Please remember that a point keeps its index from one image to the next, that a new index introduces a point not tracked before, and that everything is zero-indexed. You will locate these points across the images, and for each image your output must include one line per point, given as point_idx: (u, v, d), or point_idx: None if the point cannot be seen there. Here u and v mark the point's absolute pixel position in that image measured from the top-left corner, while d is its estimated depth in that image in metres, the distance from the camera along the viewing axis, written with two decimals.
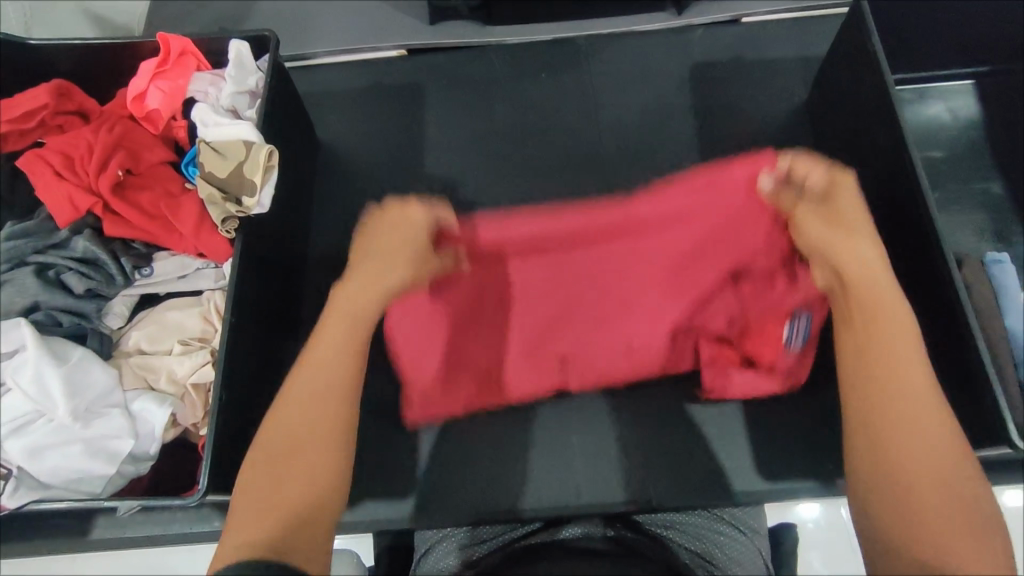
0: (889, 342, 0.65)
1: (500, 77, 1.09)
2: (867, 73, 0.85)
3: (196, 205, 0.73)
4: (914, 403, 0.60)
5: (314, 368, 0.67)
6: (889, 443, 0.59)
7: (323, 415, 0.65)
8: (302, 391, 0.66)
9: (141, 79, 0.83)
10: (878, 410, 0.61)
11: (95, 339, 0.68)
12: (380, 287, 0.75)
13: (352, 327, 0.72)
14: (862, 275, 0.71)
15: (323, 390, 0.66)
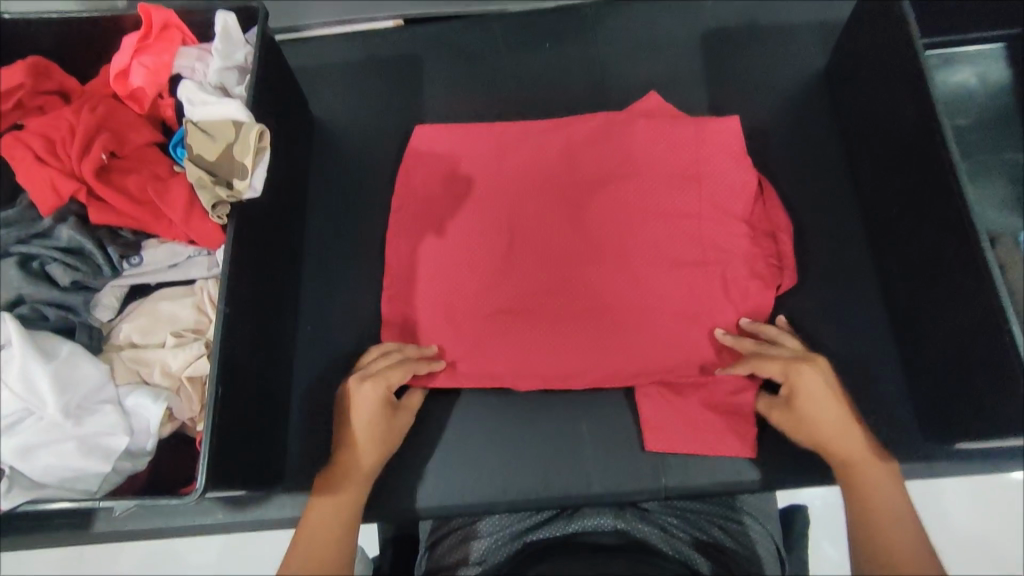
0: (864, 479, 0.69)
1: (502, 48, 1.04)
2: (895, 39, 0.79)
3: (185, 188, 0.69)
4: (905, 540, 0.64)
5: (325, 512, 0.70)
6: (880, 552, 0.64)
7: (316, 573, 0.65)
8: (318, 523, 0.69)
9: (123, 56, 0.78)
10: (878, 538, 0.65)
11: (84, 333, 0.65)
12: (364, 471, 0.73)
13: (343, 488, 0.72)
14: (829, 431, 0.72)
15: (339, 534, 0.69)
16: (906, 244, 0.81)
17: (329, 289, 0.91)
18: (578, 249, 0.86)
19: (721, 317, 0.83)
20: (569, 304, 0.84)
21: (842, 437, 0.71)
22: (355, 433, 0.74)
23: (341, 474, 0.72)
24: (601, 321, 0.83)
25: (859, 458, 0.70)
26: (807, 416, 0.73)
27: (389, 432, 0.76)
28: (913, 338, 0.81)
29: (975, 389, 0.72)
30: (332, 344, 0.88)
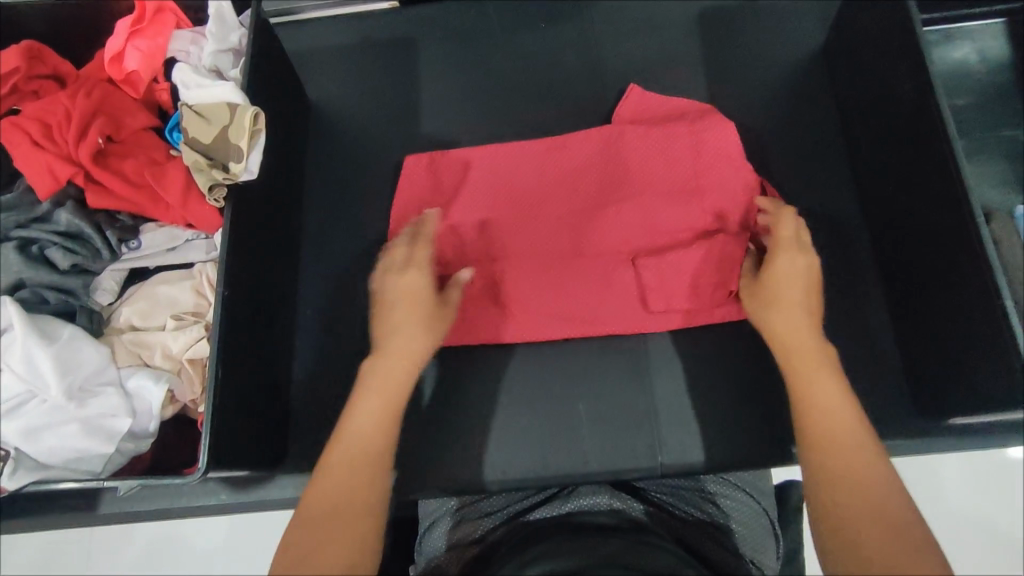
0: (812, 377, 0.64)
1: (498, 29, 1.03)
2: (894, 14, 0.79)
3: (182, 172, 0.70)
4: (848, 433, 0.59)
5: (364, 416, 0.65)
6: (826, 442, 0.59)
7: (357, 482, 0.60)
8: (364, 419, 0.64)
9: (117, 39, 0.78)
10: (823, 436, 0.59)
11: (84, 317, 0.65)
12: (409, 359, 0.70)
13: (384, 386, 0.67)
14: (790, 330, 0.69)
15: (384, 432, 0.64)
16: (902, 222, 0.81)
17: (328, 272, 0.91)
18: (579, 247, 0.87)
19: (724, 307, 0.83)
20: (573, 298, 0.85)
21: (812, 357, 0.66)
22: (396, 320, 0.72)
23: (377, 376, 0.68)
24: (604, 315, 0.85)
25: (812, 363, 0.65)
26: (783, 296, 0.71)
27: (434, 320, 0.73)
28: (907, 318, 0.82)
29: (969, 365, 0.72)
30: (332, 327, 0.89)
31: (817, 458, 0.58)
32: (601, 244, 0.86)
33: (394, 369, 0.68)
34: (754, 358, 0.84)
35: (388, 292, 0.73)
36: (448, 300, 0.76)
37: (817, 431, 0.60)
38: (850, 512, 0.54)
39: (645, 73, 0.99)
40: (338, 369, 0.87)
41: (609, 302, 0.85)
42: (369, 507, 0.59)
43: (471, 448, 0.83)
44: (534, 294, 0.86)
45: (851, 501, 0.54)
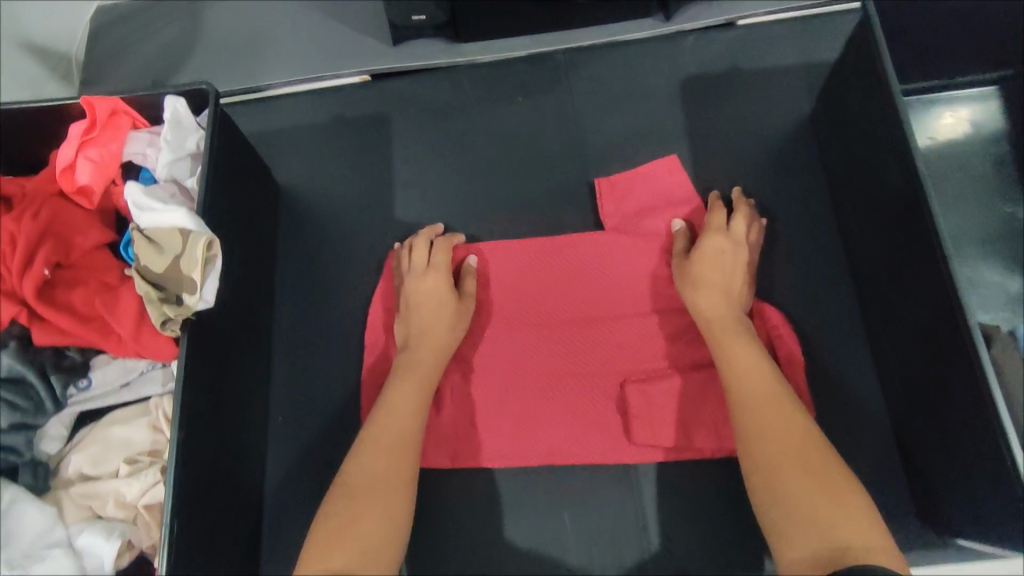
0: (752, 399, 0.70)
1: (473, 103, 0.99)
2: (881, 103, 0.75)
3: (134, 302, 0.65)
4: (786, 436, 0.67)
5: (402, 398, 0.77)
6: (760, 453, 0.67)
7: (396, 461, 0.72)
8: (397, 407, 0.76)
9: (68, 149, 0.73)
10: (760, 447, 0.67)
11: (28, 472, 0.61)
12: (436, 356, 0.81)
13: (418, 369, 0.79)
14: (716, 317, 0.77)
15: (414, 414, 0.76)
16: (897, 319, 0.78)
17: (301, 372, 0.87)
18: (570, 366, 0.84)
19: (714, 431, 0.79)
20: (561, 421, 0.82)
21: (742, 367, 0.73)
22: (424, 321, 0.82)
23: (412, 364, 0.80)
24: (592, 438, 0.81)
25: (763, 382, 0.71)
26: (703, 279, 0.80)
27: (460, 317, 0.83)
28: (908, 421, 0.78)
29: (972, 485, 0.69)
30: (305, 434, 0.84)
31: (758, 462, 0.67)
32: (592, 361, 0.84)
33: (425, 357, 0.80)
34: None
35: (415, 294, 0.84)
36: (467, 295, 0.85)
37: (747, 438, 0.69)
38: (784, 518, 0.63)
39: (627, 147, 0.96)
40: (313, 479, 0.83)
41: (596, 402, 0.82)
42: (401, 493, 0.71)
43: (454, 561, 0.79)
44: (520, 416, 0.83)
45: (790, 504, 0.63)
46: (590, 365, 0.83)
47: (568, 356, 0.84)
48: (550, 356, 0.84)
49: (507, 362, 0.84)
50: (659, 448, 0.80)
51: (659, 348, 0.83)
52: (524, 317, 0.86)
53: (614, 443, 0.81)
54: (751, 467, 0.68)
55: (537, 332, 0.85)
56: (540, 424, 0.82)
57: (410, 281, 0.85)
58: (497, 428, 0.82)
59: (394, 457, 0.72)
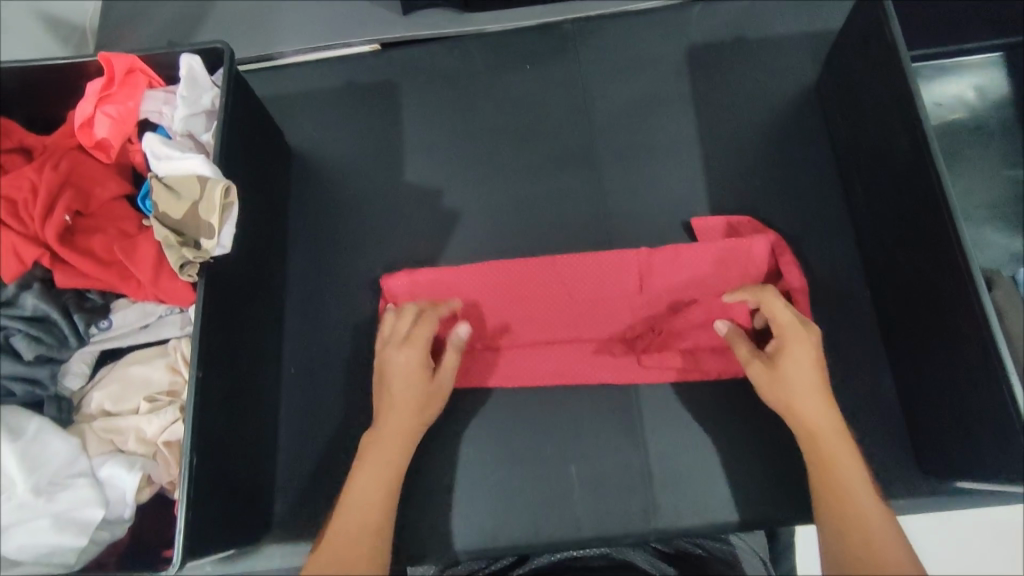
0: (840, 480, 0.65)
1: (482, 71, 1.01)
2: (886, 61, 0.76)
3: (153, 249, 0.67)
4: (874, 527, 0.61)
5: (367, 481, 0.69)
6: (837, 486, 0.65)
7: (364, 541, 0.65)
8: (364, 490, 0.68)
9: (87, 105, 0.75)
10: (847, 541, 0.61)
11: (52, 407, 0.63)
12: (409, 428, 0.72)
13: (393, 442, 0.71)
14: (802, 400, 0.69)
15: (385, 494, 0.69)
16: (899, 274, 0.79)
17: (312, 329, 0.89)
18: (582, 297, 0.84)
19: (723, 355, 0.82)
20: (571, 346, 0.84)
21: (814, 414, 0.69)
22: (395, 394, 0.73)
23: (382, 442, 0.71)
24: (604, 364, 0.83)
25: (825, 424, 0.68)
26: (790, 353, 0.71)
27: (424, 408, 0.73)
28: (909, 376, 0.79)
29: (974, 434, 0.70)
30: (317, 387, 0.87)
31: (850, 549, 0.60)
32: (603, 292, 0.83)
33: (399, 434, 0.72)
34: (753, 413, 0.82)
35: (383, 364, 0.74)
36: (444, 373, 0.75)
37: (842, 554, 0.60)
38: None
39: (634, 114, 0.97)
40: (325, 431, 0.85)
41: (605, 331, 0.84)
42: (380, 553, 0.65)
43: (460, 511, 0.80)
44: (530, 345, 0.84)
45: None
46: (600, 298, 0.83)
47: (580, 291, 0.83)
48: (563, 286, 0.83)
49: (514, 291, 0.84)
50: (670, 366, 0.82)
51: (672, 276, 0.83)
52: (533, 264, 0.84)
53: (619, 398, 0.82)
54: (839, 555, 0.61)
55: (548, 266, 0.84)
56: (550, 351, 0.84)
57: (388, 355, 0.74)
58: (506, 369, 0.83)
59: (379, 514, 0.67)
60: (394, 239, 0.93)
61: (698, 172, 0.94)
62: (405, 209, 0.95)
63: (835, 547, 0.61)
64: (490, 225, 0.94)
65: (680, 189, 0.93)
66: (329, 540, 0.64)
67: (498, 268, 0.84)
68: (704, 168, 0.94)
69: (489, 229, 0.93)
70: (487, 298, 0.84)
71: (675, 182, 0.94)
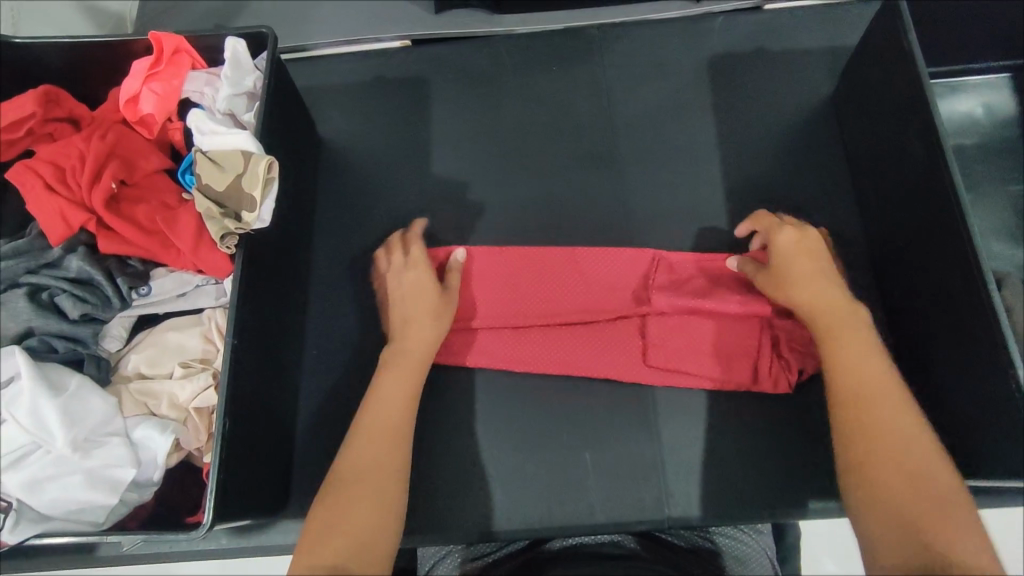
0: (855, 360, 0.69)
1: (510, 70, 1.03)
2: (901, 72, 0.80)
3: (194, 220, 0.69)
4: (881, 398, 0.66)
5: (388, 396, 0.73)
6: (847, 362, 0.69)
7: (385, 454, 0.69)
8: (385, 399, 0.73)
9: (134, 82, 0.76)
10: (862, 422, 0.64)
11: (92, 365, 0.66)
12: (420, 341, 0.78)
13: (408, 363, 0.77)
14: (814, 299, 0.74)
15: (402, 408, 0.73)
16: (909, 277, 0.82)
17: (335, 312, 0.91)
18: (600, 301, 0.86)
19: (731, 363, 0.84)
20: (583, 337, 0.85)
21: (827, 307, 0.74)
22: (408, 312, 0.80)
23: (401, 358, 0.77)
24: (613, 357, 0.85)
25: (833, 311, 0.74)
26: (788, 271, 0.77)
27: (441, 313, 0.80)
28: (918, 375, 0.82)
29: (980, 429, 0.72)
30: (339, 368, 0.88)
31: (865, 427, 0.64)
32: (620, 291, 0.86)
33: (413, 351, 0.78)
34: (761, 409, 0.84)
35: (398, 288, 0.82)
36: (451, 290, 0.83)
37: (856, 432, 0.64)
38: (889, 480, 0.59)
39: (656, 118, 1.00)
40: (345, 410, 0.86)
41: (617, 328, 0.86)
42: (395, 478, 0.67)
43: (475, 493, 0.82)
44: (543, 332, 0.85)
45: (894, 477, 0.60)
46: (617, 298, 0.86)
47: (599, 294, 0.86)
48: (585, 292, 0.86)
49: (533, 281, 0.86)
50: (677, 363, 0.84)
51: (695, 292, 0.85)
52: (550, 256, 0.88)
53: (632, 389, 0.85)
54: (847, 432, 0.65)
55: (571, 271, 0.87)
56: (562, 340, 0.85)
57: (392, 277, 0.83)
58: (522, 355, 0.85)
59: (390, 449, 0.69)
60: (418, 228, 0.95)
61: (717, 176, 0.96)
62: (431, 199, 0.97)
63: (850, 427, 0.65)
64: (513, 218, 0.95)
65: (700, 192, 0.96)
66: (352, 449, 0.69)
67: (525, 268, 0.87)
68: (722, 172, 0.96)
69: (512, 222, 0.95)
70: (504, 290, 0.86)
71: (695, 185, 0.96)
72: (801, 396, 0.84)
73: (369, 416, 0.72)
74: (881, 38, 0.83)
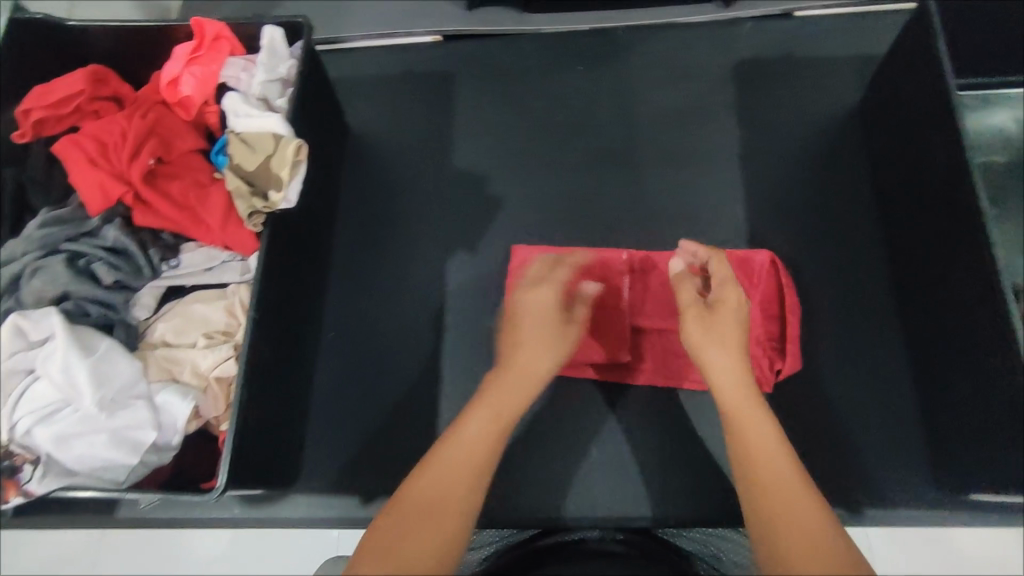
0: (750, 436, 0.61)
1: (536, 69, 1.05)
2: (929, 82, 0.79)
3: (224, 198, 0.73)
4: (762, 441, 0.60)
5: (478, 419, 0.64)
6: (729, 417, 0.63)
7: (459, 488, 0.57)
8: (479, 434, 0.63)
9: (176, 64, 0.79)
10: (761, 484, 0.57)
11: (122, 330, 0.69)
12: (533, 371, 0.71)
13: (522, 387, 0.69)
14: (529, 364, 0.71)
15: (488, 442, 0.62)
16: (928, 287, 0.81)
17: (354, 296, 0.93)
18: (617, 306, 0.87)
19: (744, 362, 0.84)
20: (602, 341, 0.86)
21: (507, 386, 0.69)
22: (530, 333, 0.74)
23: (517, 381, 0.70)
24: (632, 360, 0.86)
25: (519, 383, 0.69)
26: (528, 336, 0.73)
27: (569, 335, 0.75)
28: (934, 388, 0.81)
29: (991, 445, 0.72)
30: (355, 351, 0.90)
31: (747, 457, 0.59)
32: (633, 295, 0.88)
33: (524, 382, 0.70)
34: (770, 414, 0.84)
35: (520, 306, 0.77)
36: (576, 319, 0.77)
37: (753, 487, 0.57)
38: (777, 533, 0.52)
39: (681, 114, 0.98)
40: (358, 392, 0.89)
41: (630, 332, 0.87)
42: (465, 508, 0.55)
43: None
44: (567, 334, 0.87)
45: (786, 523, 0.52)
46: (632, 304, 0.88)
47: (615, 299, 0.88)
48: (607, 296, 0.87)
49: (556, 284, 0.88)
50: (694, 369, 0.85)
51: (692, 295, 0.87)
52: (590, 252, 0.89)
53: (641, 387, 0.86)
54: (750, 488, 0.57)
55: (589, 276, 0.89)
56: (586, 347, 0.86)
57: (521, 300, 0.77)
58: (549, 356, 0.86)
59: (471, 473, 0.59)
60: (438, 220, 0.97)
61: (738, 181, 0.96)
62: (452, 191, 0.98)
63: (748, 494, 0.57)
64: (532, 213, 0.97)
65: (719, 196, 0.96)
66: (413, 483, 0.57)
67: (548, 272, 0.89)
68: (743, 178, 0.96)
69: (531, 217, 0.97)
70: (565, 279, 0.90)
71: (715, 188, 0.96)
72: (809, 403, 0.85)
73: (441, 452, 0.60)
74: (912, 45, 0.82)
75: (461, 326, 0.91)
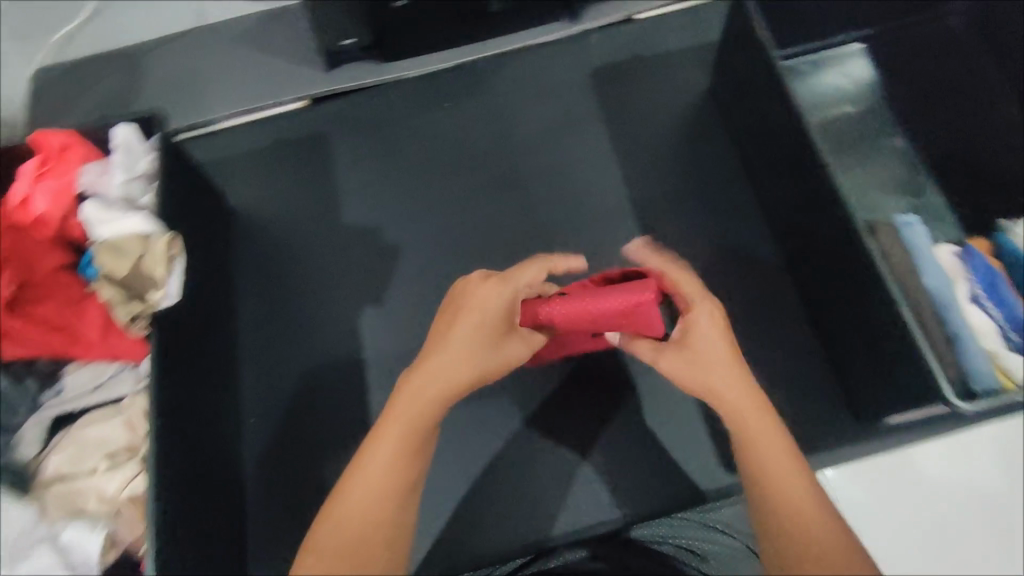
0: (755, 427, 0.56)
1: (407, 112, 1.06)
2: (757, 57, 0.86)
3: (101, 310, 0.71)
4: (760, 436, 0.56)
5: (393, 444, 0.55)
6: (719, 389, 0.59)
7: (374, 518, 0.52)
8: (387, 455, 0.54)
9: (23, 184, 0.76)
10: (768, 485, 0.53)
11: (11, 475, 0.66)
12: (444, 373, 0.59)
13: (415, 415, 0.56)
14: (436, 368, 0.59)
15: (403, 462, 0.54)
16: (802, 240, 0.87)
17: (268, 374, 0.90)
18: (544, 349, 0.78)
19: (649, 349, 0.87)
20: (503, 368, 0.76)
21: (431, 371, 0.59)
22: (444, 350, 0.60)
23: (418, 398, 0.58)
24: None
25: (423, 410, 0.57)
26: (450, 332, 0.61)
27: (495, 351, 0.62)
28: (829, 331, 0.87)
29: (888, 370, 0.77)
30: (279, 431, 0.87)
31: (752, 454, 0.55)
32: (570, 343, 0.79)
33: (437, 387, 0.58)
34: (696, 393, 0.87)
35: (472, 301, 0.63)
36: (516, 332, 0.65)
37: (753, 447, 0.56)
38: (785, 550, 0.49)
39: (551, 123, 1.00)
40: (290, 473, 0.85)
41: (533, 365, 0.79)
42: (389, 540, 0.51)
43: (434, 528, 0.83)
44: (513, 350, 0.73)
45: (791, 526, 0.50)
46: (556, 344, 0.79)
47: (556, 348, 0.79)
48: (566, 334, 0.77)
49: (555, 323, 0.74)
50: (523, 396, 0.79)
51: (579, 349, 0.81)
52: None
53: (573, 398, 0.86)
54: (751, 473, 0.55)
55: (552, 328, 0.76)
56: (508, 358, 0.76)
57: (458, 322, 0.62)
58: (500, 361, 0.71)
59: (379, 496, 0.53)
60: (341, 280, 0.96)
61: (617, 179, 1.01)
62: (349, 248, 0.98)
63: (760, 496, 0.53)
64: (432, 253, 0.97)
65: (604, 197, 1.00)
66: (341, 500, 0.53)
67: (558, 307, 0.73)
68: (622, 175, 1.01)
69: (432, 256, 0.97)
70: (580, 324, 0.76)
71: (599, 190, 1.00)
72: None
73: (362, 480, 0.53)
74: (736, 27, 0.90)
75: (383, 380, 0.90)
